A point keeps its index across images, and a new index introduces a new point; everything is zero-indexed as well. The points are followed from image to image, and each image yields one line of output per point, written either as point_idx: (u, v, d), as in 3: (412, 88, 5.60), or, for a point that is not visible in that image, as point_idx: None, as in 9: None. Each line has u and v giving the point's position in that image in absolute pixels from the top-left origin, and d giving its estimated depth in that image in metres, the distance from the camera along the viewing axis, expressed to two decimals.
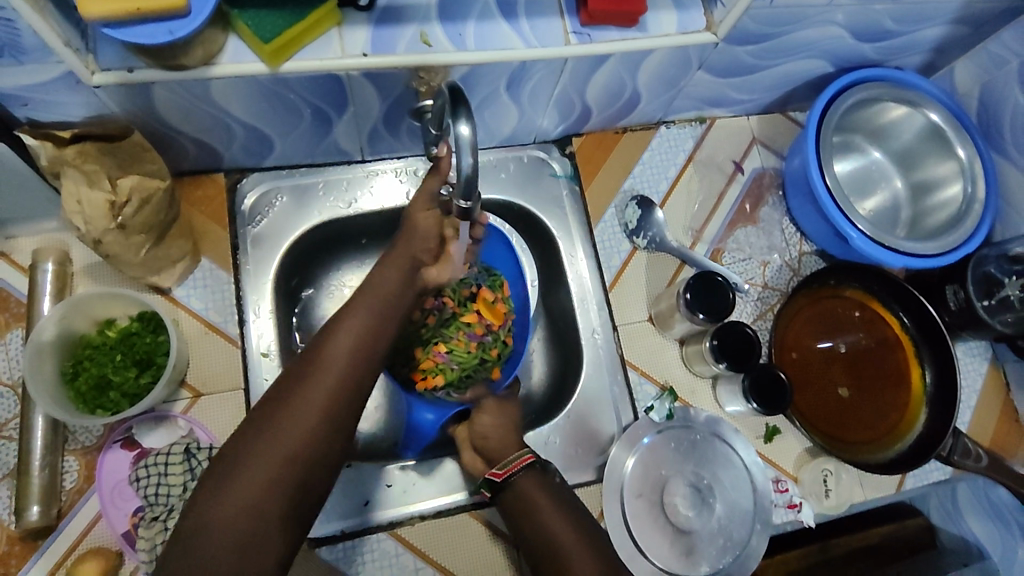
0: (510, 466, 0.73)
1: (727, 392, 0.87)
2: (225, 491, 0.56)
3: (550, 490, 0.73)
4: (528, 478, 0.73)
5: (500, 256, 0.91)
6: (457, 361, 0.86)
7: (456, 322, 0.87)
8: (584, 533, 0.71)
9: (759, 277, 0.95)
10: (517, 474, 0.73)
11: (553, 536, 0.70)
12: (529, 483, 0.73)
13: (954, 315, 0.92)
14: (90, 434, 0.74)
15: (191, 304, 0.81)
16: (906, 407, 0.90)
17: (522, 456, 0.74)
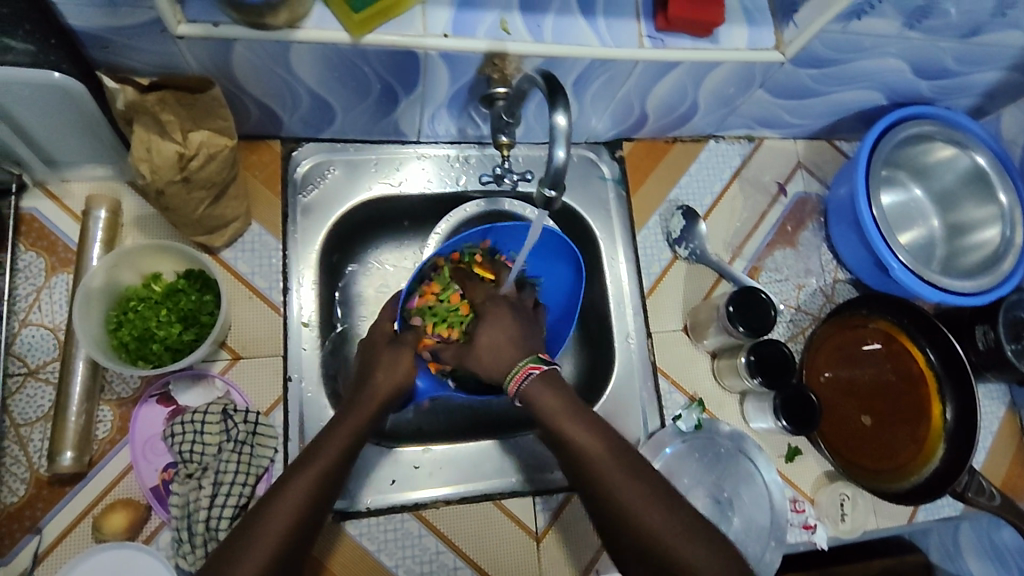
0: (514, 380, 0.69)
1: (755, 408, 0.88)
2: None
3: (561, 393, 0.68)
4: (557, 395, 0.68)
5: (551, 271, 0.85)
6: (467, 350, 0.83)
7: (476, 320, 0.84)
8: (624, 454, 0.65)
9: (793, 299, 0.97)
10: (524, 385, 0.69)
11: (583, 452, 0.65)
12: (538, 389, 0.68)
13: (981, 355, 0.94)
14: (127, 385, 0.74)
15: (238, 267, 0.81)
16: (925, 441, 0.91)
17: (523, 365, 0.70)
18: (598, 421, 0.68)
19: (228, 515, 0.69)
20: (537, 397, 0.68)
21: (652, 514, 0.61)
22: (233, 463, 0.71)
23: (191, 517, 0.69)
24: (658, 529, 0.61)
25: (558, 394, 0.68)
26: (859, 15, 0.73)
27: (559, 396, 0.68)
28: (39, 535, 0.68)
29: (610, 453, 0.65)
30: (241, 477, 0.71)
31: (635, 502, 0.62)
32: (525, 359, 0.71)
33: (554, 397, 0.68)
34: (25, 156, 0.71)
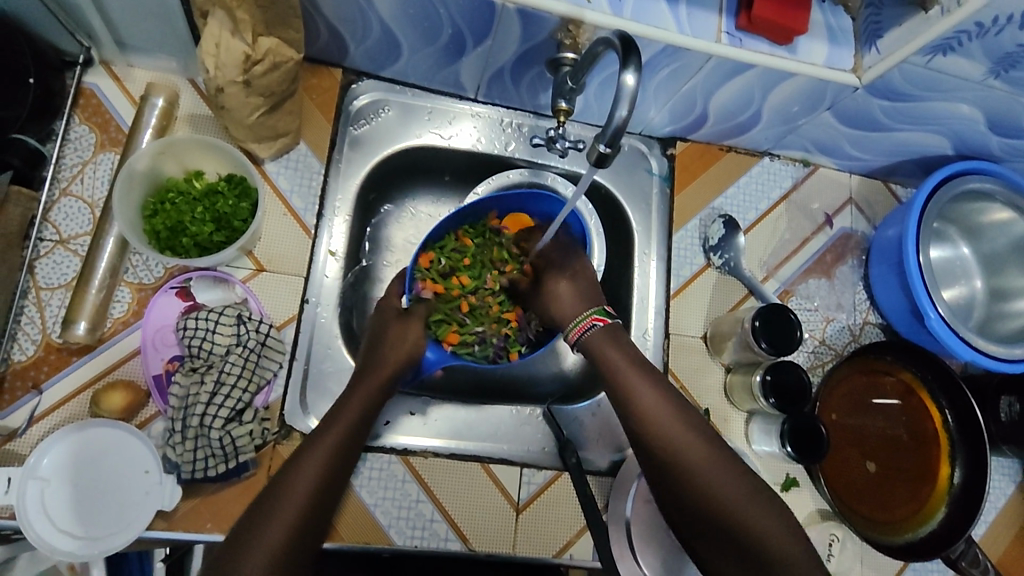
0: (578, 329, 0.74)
1: (760, 429, 0.87)
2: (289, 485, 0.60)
3: (621, 348, 0.72)
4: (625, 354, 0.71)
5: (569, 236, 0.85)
6: (477, 321, 0.85)
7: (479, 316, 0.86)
8: (688, 418, 0.67)
9: (818, 331, 0.95)
10: (587, 333, 0.73)
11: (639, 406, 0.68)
12: (600, 337, 0.73)
13: (1001, 427, 0.90)
14: (150, 273, 0.74)
15: (279, 182, 0.82)
16: (927, 500, 0.89)
17: (588, 316, 0.74)
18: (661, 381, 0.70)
19: (222, 416, 0.69)
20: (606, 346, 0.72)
21: (711, 472, 0.64)
22: (237, 368, 0.72)
23: (187, 411, 0.69)
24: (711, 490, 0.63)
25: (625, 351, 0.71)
26: (946, 51, 0.71)
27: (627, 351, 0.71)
28: (38, 397, 0.69)
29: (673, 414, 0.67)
30: (242, 383, 0.72)
31: (697, 465, 0.64)
32: (589, 312, 0.75)
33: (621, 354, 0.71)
34: (97, 33, 0.72)
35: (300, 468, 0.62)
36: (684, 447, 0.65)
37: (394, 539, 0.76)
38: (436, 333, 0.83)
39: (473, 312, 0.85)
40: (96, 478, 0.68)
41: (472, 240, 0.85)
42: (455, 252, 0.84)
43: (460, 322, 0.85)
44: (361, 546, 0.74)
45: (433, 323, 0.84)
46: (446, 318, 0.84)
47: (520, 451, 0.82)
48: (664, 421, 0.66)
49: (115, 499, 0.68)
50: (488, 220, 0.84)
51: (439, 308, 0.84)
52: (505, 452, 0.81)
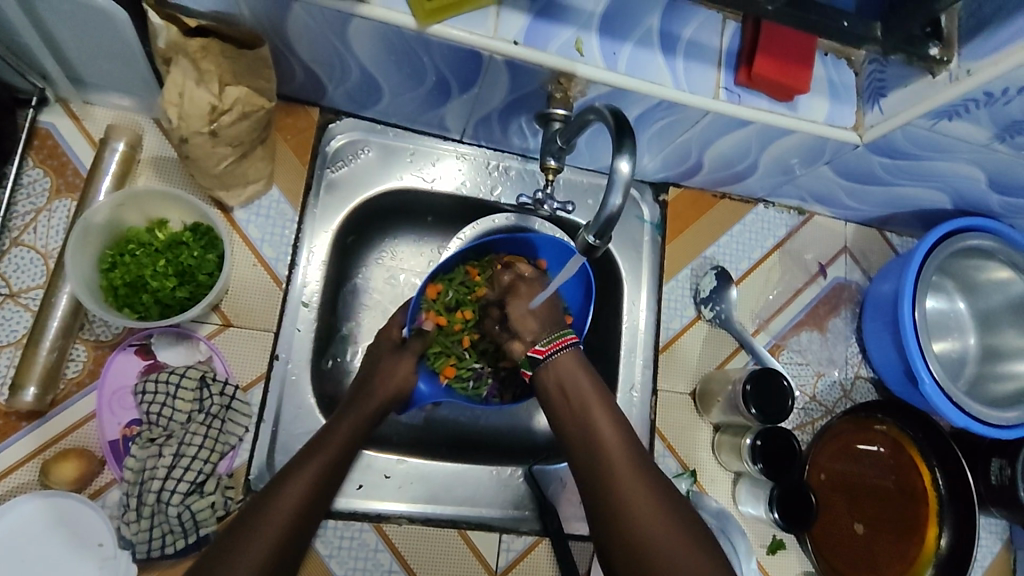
0: (552, 346, 0.72)
1: (747, 491, 0.83)
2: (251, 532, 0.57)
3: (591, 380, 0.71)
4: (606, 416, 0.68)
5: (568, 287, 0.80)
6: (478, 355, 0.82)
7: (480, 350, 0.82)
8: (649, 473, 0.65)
9: (809, 387, 0.91)
10: (557, 355, 0.72)
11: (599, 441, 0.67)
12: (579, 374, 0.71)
13: (991, 489, 0.88)
14: (109, 329, 0.70)
15: (249, 230, 0.77)
16: (914, 561, 0.87)
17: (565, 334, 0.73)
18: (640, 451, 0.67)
19: (182, 489, 0.66)
20: (587, 398, 0.69)
21: (688, 564, 0.59)
22: (199, 436, 0.68)
23: (145, 483, 0.65)
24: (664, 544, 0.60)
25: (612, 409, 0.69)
26: (951, 116, 0.68)
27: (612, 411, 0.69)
28: None
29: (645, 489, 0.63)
30: (204, 453, 0.68)
31: (673, 556, 0.59)
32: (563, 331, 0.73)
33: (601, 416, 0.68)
34: (51, 72, 0.67)
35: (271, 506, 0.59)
36: (651, 528, 0.61)
37: None
38: (432, 363, 0.80)
39: (473, 348, 0.82)
40: (45, 553, 0.64)
41: (478, 273, 0.80)
42: (462, 283, 0.80)
43: (460, 356, 0.81)
44: None
45: (432, 354, 0.80)
46: (446, 350, 0.81)
47: (499, 516, 0.79)
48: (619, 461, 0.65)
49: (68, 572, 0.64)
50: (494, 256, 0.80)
51: (439, 340, 0.80)
52: (483, 516, 0.78)
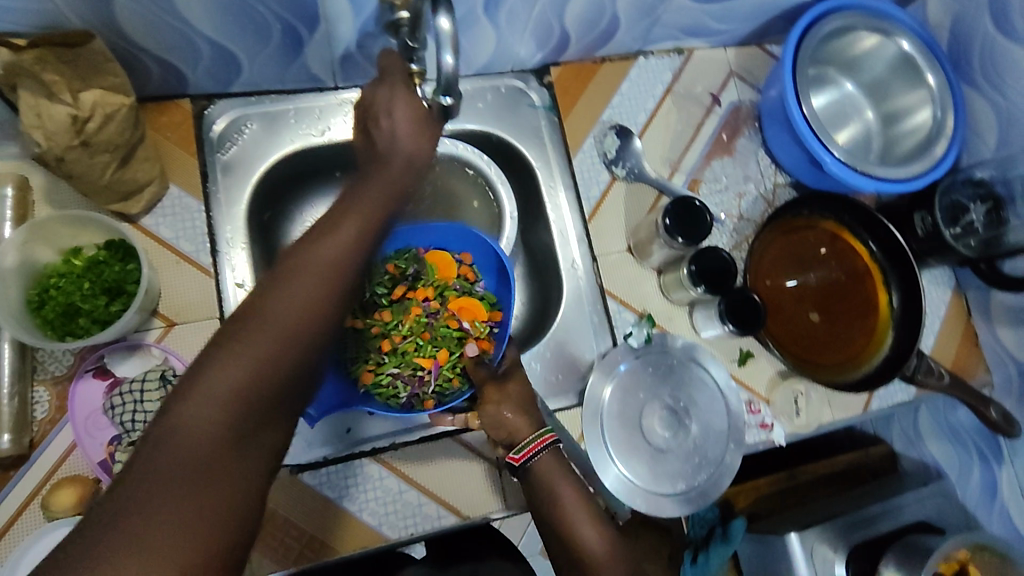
0: (526, 450, 0.73)
1: (703, 317, 0.88)
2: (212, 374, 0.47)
3: (561, 464, 0.75)
4: (579, 509, 0.71)
5: (489, 265, 0.86)
6: (392, 359, 0.81)
7: (401, 354, 0.81)
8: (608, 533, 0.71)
9: (734, 208, 0.95)
10: (538, 453, 0.74)
11: (563, 507, 0.71)
12: (552, 463, 0.74)
13: (921, 242, 0.93)
14: (60, 363, 0.72)
15: (161, 233, 0.78)
16: (873, 332, 0.91)
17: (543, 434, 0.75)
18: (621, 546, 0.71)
19: None
20: (553, 488, 0.72)
21: None
22: None
23: None
24: None
25: (576, 493, 0.72)
26: None
27: (579, 497, 0.72)
28: None
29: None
30: None
31: None
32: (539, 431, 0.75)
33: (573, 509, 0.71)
34: None
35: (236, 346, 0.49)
36: None
37: (389, 535, 0.76)
38: (351, 371, 0.79)
39: (393, 352, 0.81)
40: None
41: (398, 270, 0.83)
42: (382, 285, 0.83)
43: (377, 361, 0.80)
44: (359, 551, 0.75)
45: (349, 360, 0.79)
46: (362, 356, 0.80)
47: None
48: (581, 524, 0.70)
49: None
50: (415, 252, 0.85)
51: (356, 346, 0.80)
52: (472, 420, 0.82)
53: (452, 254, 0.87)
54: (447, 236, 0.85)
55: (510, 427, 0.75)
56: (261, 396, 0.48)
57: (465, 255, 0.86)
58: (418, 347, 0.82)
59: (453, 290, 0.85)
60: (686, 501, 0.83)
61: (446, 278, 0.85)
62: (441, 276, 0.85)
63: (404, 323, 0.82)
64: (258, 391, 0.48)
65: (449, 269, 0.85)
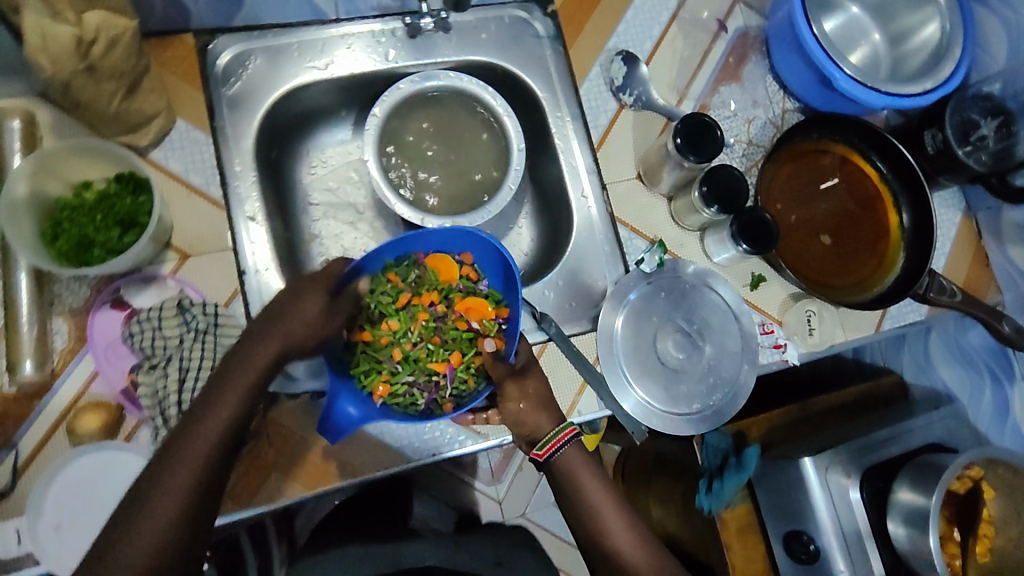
0: (549, 446, 0.73)
1: (715, 241, 0.88)
2: (168, 470, 0.55)
3: (585, 454, 0.76)
4: (603, 499, 0.74)
5: (491, 261, 0.80)
6: (406, 367, 0.77)
7: (414, 361, 0.77)
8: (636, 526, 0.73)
9: (743, 133, 0.95)
10: (562, 448, 0.74)
11: (591, 500, 0.73)
12: (576, 457, 0.74)
13: (931, 160, 0.92)
14: (77, 296, 0.72)
15: (170, 165, 0.78)
16: (884, 251, 0.91)
17: (564, 429, 0.74)
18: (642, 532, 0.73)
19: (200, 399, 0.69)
20: (577, 480, 0.74)
21: None
22: (197, 352, 0.71)
23: (162, 404, 0.69)
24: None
25: (601, 483, 0.74)
26: None
27: (603, 486, 0.74)
28: (15, 449, 0.67)
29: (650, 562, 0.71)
30: (207, 364, 0.71)
31: None
32: (561, 424, 0.74)
33: (596, 498, 0.73)
34: None
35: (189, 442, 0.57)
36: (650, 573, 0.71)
37: (410, 456, 0.78)
38: (365, 385, 0.75)
39: (405, 360, 0.77)
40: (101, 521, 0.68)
41: (399, 278, 0.79)
42: (385, 293, 0.78)
43: (391, 370, 0.76)
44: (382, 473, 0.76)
45: (362, 374, 0.75)
46: (375, 368, 0.76)
47: None
48: (606, 514, 0.73)
49: None
50: (414, 258, 0.80)
51: (366, 360, 0.76)
52: None
53: (452, 255, 0.81)
54: (448, 239, 0.78)
55: (532, 426, 0.74)
56: (210, 486, 0.57)
57: (465, 256, 0.81)
58: (430, 351, 0.78)
59: (459, 292, 0.80)
60: (702, 420, 0.85)
61: (451, 280, 0.80)
62: (444, 278, 0.80)
63: (413, 329, 0.78)
64: (190, 507, 0.55)
65: (451, 271, 0.80)
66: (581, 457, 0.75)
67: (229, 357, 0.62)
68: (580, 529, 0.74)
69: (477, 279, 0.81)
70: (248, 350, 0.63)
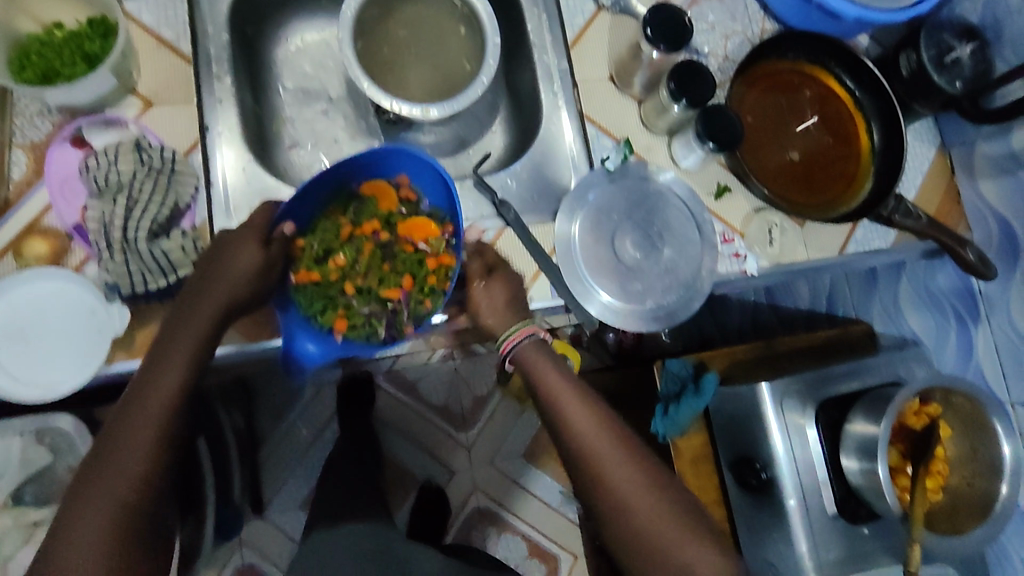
0: (508, 342, 0.71)
1: (682, 144, 0.88)
2: (134, 408, 0.58)
3: (547, 352, 0.71)
4: (559, 383, 0.68)
5: (428, 182, 0.74)
6: (361, 300, 0.76)
7: (368, 292, 0.76)
8: (609, 420, 0.67)
9: (720, 48, 0.95)
10: (517, 346, 0.71)
11: (553, 397, 0.68)
12: (533, 353, 0.71)
13: (905, 83, 0.92)
14: (38, 130, 0.73)
15: (143, 18, 0.78)
16: (852, 169, 0.92)
17: (519, 328, 0.72)
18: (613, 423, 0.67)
19: (145, 232, 0.70)
20: (539, 372, 0.69)
21: (654, 503, 0.63)
22: (148, 188, 0.71)
23: (108, 229, 0.69)
24: (632, 482, 0.64)
25: (563, 374, 0.69)
26: None
27: (566, 379, 0.69)
28: None
29: (612, 446, 0.65)
30: (158, 202, 0.71)
31: (648, 504, 0.63)
32: (517, 324, 0.72)
33: (554, 384, 0.68)
34: None
35: (149, 384, 0.60)
36: (621, 476, 0.63)
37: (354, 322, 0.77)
38: (325, 321, 0.74)
39: (360, 293, 0.76)
40: (43, 348, 0.69)
41: (342, 214, 0.77)
42: (328, 231, 0.76)
43: (347, 304, 0.75)
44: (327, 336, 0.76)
45: (318, 312, 0.74)
46: (331, 304, 0.75)
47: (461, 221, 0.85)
48: (569, 405, 0.67)
49: (64, 360, 0.69)
50: (350, 190, 0.76)
51: (320, 296, 0.75)
52: None
53: (389, 179, 0.76)
54: (377, 162, 0.73)
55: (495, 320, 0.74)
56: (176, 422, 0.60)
57: (400, 177, 0.76)
58: (383, 279, 0.76)
59: (401, 215, 0.77)
60: (654, 318, 0.85)
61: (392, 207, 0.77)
62: (384, 206, 0.77)
63: (362, 262, 0.77)
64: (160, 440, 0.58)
65: (390, 196, 0.77)
66: (543, 355, 0.71)
67: (185, 302, 0.65)
68: (546, 416, 0.70)
69: (418, 201, 0.77)
70: (201, 293, 0.66)
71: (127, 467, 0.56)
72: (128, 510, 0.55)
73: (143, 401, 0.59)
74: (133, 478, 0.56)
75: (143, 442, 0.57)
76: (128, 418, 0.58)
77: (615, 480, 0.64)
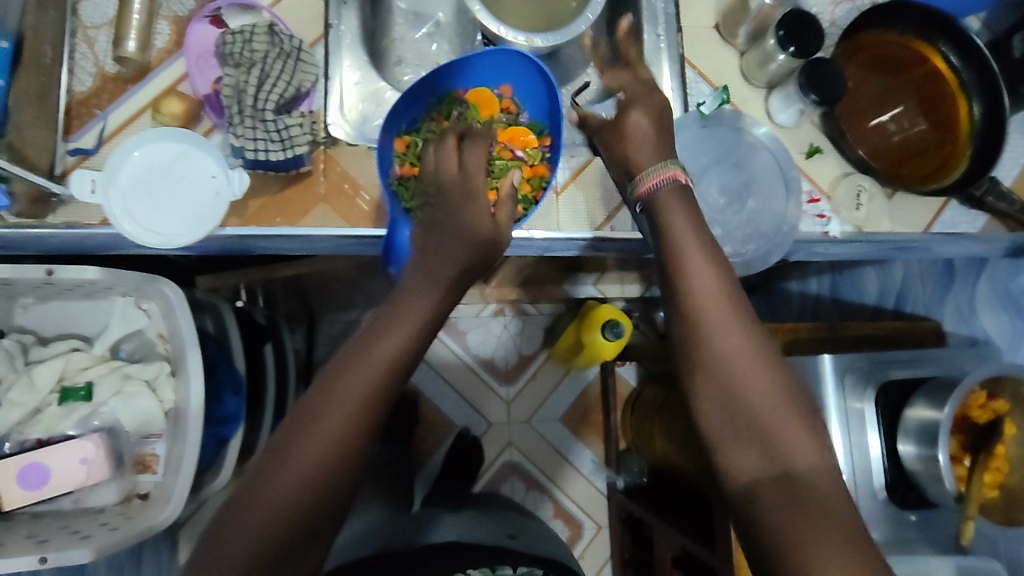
0: (651, 180, 0.67)
1: (780, 98, 0.90)
2: (340, 387, 0.57)
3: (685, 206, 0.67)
4: (694, 236, 0.64)
5: (533, 95, 0.84)
6: None
7: None
8: (733, 288, 0.62)
9: (828, 14, 0.96)
10: (660, 187, 0.67)
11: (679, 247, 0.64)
12: (671, 195, 0.66)
13: (1014, 65, 0.91)
14: (183, 6, 0.80)
15: None
16: (949, 148, 0.90)
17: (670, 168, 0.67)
18: (732, 292, 0.62)
19: (272, 104, 0.75)
20: (667, 217, 0.65)
21: (758, 374, 0.57)
22: (278, 66, 0.75)
23: (240, 96, 0.74)
24: (741, 351, 0.59)
25: (689, 227, 0.65)
26: None
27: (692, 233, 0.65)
28: (103, 121, 0.76)
29: (730, 314, 0.61)
30: (286, 80, 0.76)
31: (752, 375, 0.57)
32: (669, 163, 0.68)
33: (686, 237, 0.64)
34: None
35: (353, 369, 0.58)
36: (729, 341, 0.59)
37: None
38: None
39: None
40: (159, 205, 0.71)
41: (444, 116, 0.81)
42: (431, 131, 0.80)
43: None
44: None
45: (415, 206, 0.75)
46: None
47: None
48: (696, 258, 0.63)
49: (180, 218, 0.71)
50: (455, 97, 0.82)
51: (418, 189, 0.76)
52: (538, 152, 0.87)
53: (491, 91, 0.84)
54: (490, 66, 0.82)
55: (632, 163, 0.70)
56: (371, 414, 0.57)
57: (503, 90, 0.84)
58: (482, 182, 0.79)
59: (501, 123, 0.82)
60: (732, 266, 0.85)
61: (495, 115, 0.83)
62: (487, 113, 0.81)
63: None
64: (355, 425, 0.56)
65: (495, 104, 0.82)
66: (685, 213, 0.66)
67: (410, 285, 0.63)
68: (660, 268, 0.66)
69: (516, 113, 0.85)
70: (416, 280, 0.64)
71: (323, 443, 0.55)
72: (317, 490, 0.54)
73: (333, 394, 0.57)
74: (299, 513, 0.54)
75: (341, 426, 0.56)
76: (333, 394, 0.57)
77: (721, 344, 0.59)
